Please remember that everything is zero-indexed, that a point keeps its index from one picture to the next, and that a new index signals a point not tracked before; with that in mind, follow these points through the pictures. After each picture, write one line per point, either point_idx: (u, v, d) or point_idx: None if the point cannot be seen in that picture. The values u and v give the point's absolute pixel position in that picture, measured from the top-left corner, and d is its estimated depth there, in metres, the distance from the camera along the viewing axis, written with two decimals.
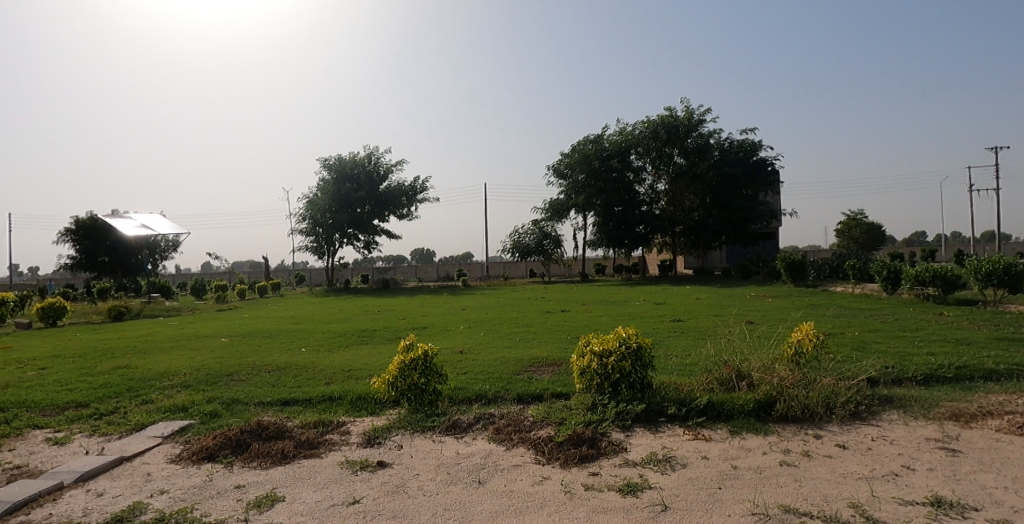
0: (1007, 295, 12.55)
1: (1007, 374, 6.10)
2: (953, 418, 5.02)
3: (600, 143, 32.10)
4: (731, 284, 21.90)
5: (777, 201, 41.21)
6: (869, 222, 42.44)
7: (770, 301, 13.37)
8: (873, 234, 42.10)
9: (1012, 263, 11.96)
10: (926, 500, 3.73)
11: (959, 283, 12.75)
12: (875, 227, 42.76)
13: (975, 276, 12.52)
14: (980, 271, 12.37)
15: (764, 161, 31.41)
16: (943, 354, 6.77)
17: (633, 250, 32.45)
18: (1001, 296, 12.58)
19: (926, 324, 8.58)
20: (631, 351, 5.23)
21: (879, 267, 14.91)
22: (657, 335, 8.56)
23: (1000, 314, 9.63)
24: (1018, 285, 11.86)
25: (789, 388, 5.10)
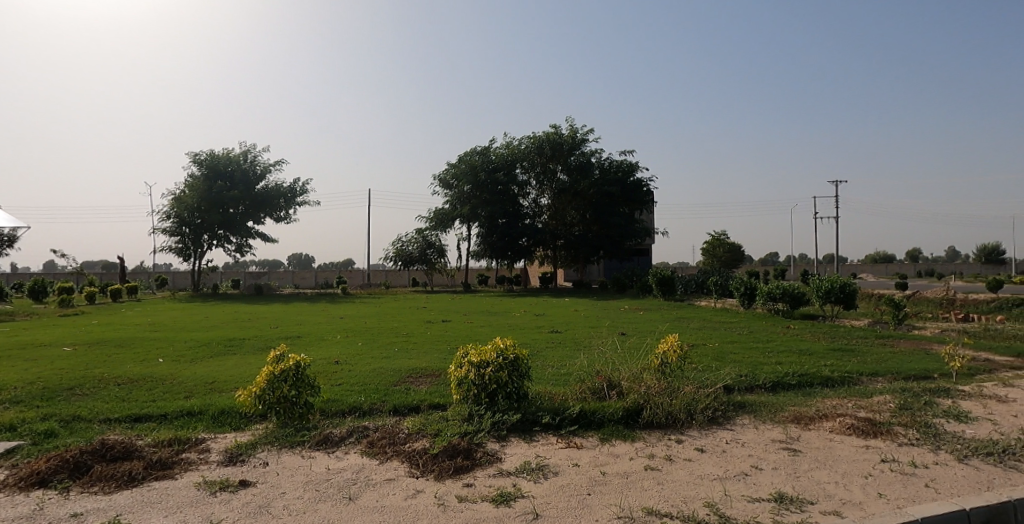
0: (842, 310, 14.11)
1: (840, 380, 6.85)
2: (795, 421, 5.54)
3: (487, 156, 32.43)
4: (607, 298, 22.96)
5: (651, 220, 43.87)
6: (730, 242, 46.31)
7: (642, 314, 14.11)
8: (734, 253, 45.99)
9: (846, 283, 13.52)
10: (771, 497, 4.10)
11: (803, 299, 14.18)
12: (736, 247, 46.70)
13: (817, 293, 13.98)
14: (821, 289, 13.87)
15: (641, 182, 33.30)
16: (788, 363, 7.49)
17: (516, 262, 32.97)
18: (836, 311, 14.12)
19: (774, 336, 9.46)
20: (508, 362, 5.28)
21: (737, 283, 16.21)
22: (535, 346, 8.72)
23: (837, 327, 10.83)
24: (851, 302, 13.41)
25: (654, 396, 5.40)
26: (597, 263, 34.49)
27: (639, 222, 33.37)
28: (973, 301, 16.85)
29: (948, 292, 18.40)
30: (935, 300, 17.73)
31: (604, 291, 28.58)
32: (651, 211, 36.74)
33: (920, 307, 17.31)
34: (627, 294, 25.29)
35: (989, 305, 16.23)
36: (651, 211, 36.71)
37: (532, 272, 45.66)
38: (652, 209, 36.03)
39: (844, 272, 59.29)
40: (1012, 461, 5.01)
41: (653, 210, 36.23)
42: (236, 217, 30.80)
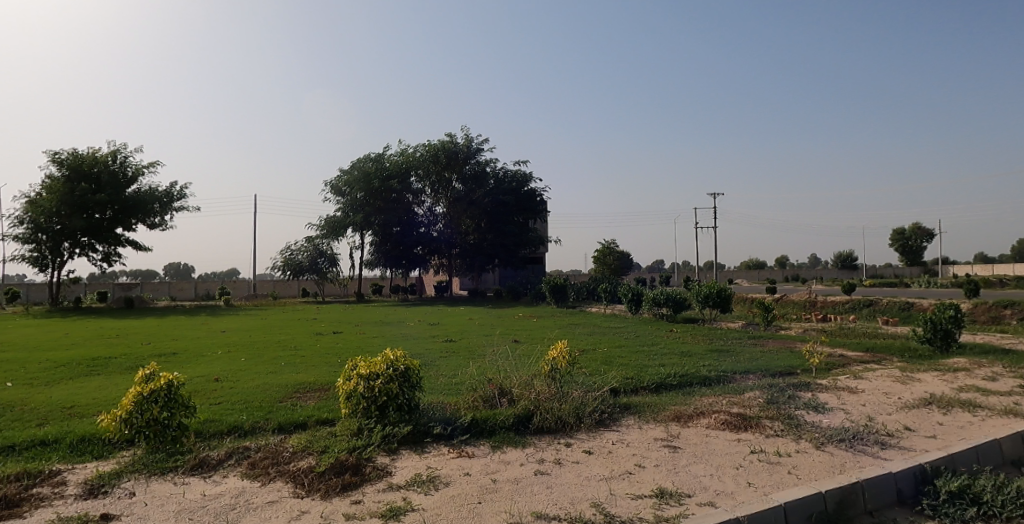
0: (719, 314, 15.15)
1: (716, 379, 7.35)
2: (675, 419, 5.88)
3: (380, 163, 31.75)
4: (502, 305, 23.26)
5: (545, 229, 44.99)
6: (620, 250, 48.42)
7: (536, 322, 14.40)
8: (623, 261, 48.10)
9: (722, 288, 14.55)
10: (652, 493, 4.32)
11: (685, 304, 15.09)
12: (625, 255, 48.88)
13: (697, 298, 14.93)
14: (700, 294, 14.83)
15: (535, 192, 34.07)
16: (671, 365, 7.93)
17: (411, 271, 32.54)
18: (714, 315, 15.14)
19: (658, 339, 10.00)
20: (398, 374, 5.21)
21: (625, 290, 16.98)
22: (429, 356, 8.66)
23: (714, 329, 11.62)
24: (726, 306, 14.44)
25: (544, 402, 5.53)
26: (493, 272, 34.70)
27: (533, 231, 34.07)
28: (830, 302, 18.72)
29: (810, 295, 20.28)
30: (799, 303, 19.48)
31: (499, 299, 28.88)
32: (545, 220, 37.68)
33: (787, 309, 18.97)
34: (522, 301, 25.73)
35: (843, 306, 18.09)
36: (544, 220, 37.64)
37: (428, 280, 45.32)
38: (546, 218, 36.94)
39: (722, 278, 63.90)
40: (860, 446, 5.60)
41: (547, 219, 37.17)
42: (103, 223, 28.14)
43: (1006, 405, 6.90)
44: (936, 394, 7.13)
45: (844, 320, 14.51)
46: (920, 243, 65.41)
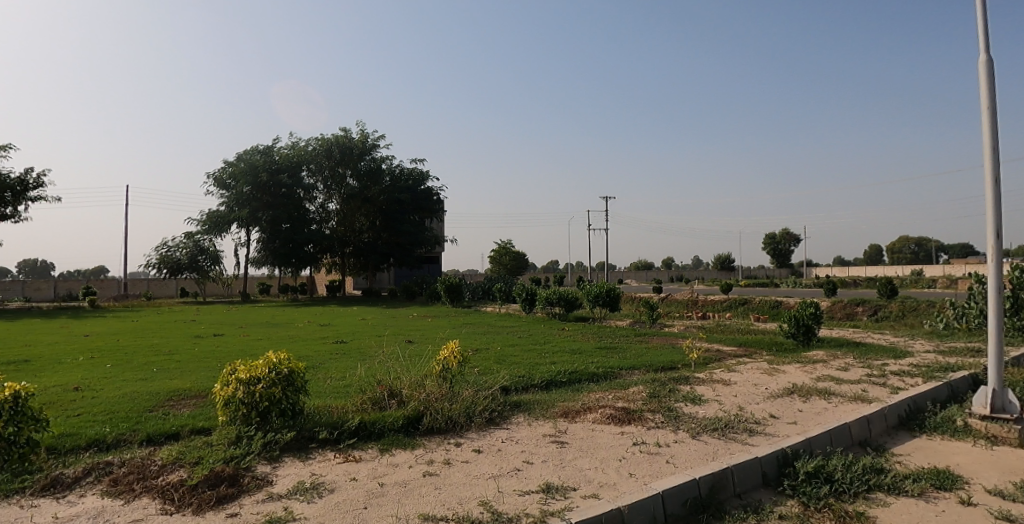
0: (608, 312, 15.77)
1: (603, 375, 7.64)
2: (564, 415, 6.06)
3: (269, 155, 30.30)
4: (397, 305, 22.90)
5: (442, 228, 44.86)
6: (515, 250, 49.21)
7: (430, 322, 14.28)
8: (519, 261, 48.91)
9: (612, 288, 15.17)
10: (539, 488, 4.44)
11: (576, 304, 15.58)
12: (521, 255, 49.75)
13: (588, 297, 15.46)
14: (591, 294, 15.37)
15: (431, 191, 33.96)
16: (561, 362, 8.17)
17: (301, 270, 31.25)
18: (604, 313, 15.74)
19: (550, 338, 10.25)
20: (281, 377, 5.01)
21: (520, 289, 17.27)
22: (317, 358, 8.36)
23: (603, 328, 12.09)
24: (615, 304, 15.07)
25: (434, 402, 5.52)
26: (387, 271, 34.29)
27: (429, 230, 33.88)
28: (709, 301, 20.04)
29: (692, 296, 21.62)
30: (682, 302, 20.68)
31: (394, 298, 28.43)
32: (442, 220, 37.58)
33: (671, 308, 20.10)
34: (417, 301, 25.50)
35: (721, 305, 19.44)
36: (441, 220, 37.53)
37: (321, 280, 43.72)
38: (442, 217, 36.86)
39: (613, 278, 66.65)
40: (730, 434, 6.06)
41: (443, 218, 37.08)
42: None
43: (855, 392, 7.74)
44: (797, 384, 7.86)
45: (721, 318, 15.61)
46: (788, 246, 71.59)
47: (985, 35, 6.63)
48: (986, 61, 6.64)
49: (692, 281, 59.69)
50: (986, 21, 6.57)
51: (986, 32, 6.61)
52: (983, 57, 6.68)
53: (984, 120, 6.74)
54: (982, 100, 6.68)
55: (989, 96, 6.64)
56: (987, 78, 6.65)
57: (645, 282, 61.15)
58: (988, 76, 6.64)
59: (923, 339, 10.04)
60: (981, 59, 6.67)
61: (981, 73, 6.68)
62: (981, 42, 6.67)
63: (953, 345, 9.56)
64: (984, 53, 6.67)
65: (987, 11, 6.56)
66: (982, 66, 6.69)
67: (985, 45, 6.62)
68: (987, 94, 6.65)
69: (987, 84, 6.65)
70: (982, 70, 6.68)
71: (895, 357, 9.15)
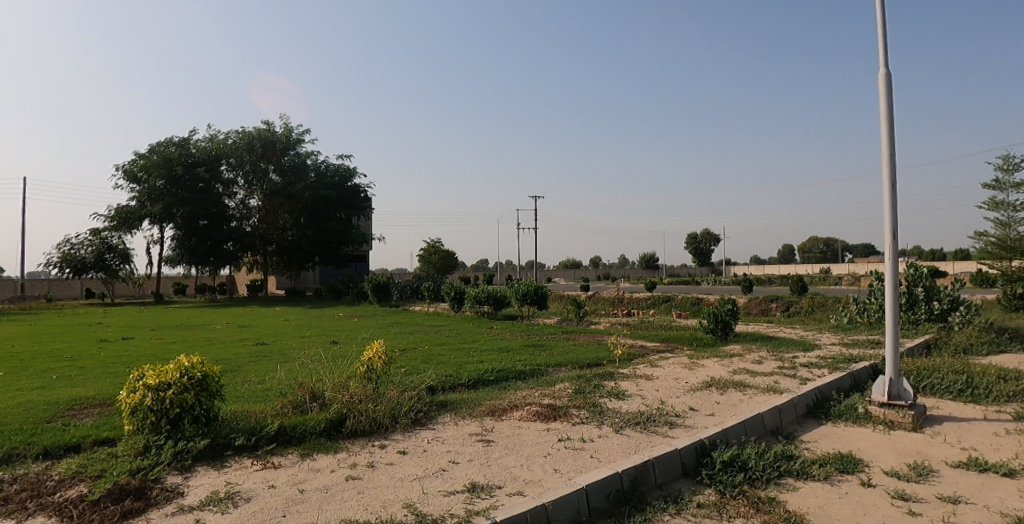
0: (536, 310, 15.95)
1: (531, 373, 7.72)
2: (490, 413, 6.09)
3: (185, 148, 28.82)
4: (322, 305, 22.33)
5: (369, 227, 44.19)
6: (444, 250, 49.14)
7: (356, 322, 14.00)
8: (448, 260, 48.86)
9: (539, 286, 15.38)
10: (464, 488, 4.44)
11: (505, 302, 15.69)
12: (450, 255, 49.72)
13: (516, 296, 15.59)
14: (519, 292, 15.52)
15: (358, 188, 33.43)
16: (489, 361, 8.19)
17: (219, 268, 29.95)
18: (531, 311, 15.91)
19: (478, 337, 10.27)
20: (194, 382, 4.77)
21: (449, 288, 17.21)
22: (235, 361, 8.03)
23: (530, 326, 12.22)
24: (543, 303, 15.27)
25: (357, 404, 5.42)
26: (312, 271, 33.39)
27: (355, 228, 33.28)
28: (634, 299, 20.67)
29: (618, 294, 22.22)
30: (608, 300, 21.22)
31: (320, 298, 27.72)
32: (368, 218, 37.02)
33: (598, 306, 20.58)
34: (343, 301, 24.98)
35: (645, 302, 20.07)
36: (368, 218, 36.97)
37: (241, 280, 42.01)
38: (369, 216, 36.30)
39: (541, 277, 67.49)
40: (652, 427, 6.27)
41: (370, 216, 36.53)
42: None
43: (768, 383, 8.17)
44: (715, 377, 8.21)
45: (644, 315, 16.13)
46: (708, 246, 74.82)
47: (884, 50, 7.15)
48: (885, 74, 7.16)
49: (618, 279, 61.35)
50: (886, 37, 7.08)
51: (885, 47, 7.12)
52: (882, 70, 7.20)
53: (882, 128, 7.28)
54: (880, 110, 7.21)
55: (887, 107, 7.17)
56: (885, 90, 7.17)
57: (573, 282, 62.30)
58: (886, 88, 7.16)
59: (829, 333, 10.72)
60: (880, 72, 7.19)
61: (880, 84, 7.20)
62: (880, 56, 7.18)
63: (855, 338, 10.27)
64: (884, 66, 7.19)
65: (886, 28, 7.07)
66: (881, 79, 7.21)
67: (883, 59, 7.13)
68: (885, 104, 7.17)
69: (885, 95, 7.17)
70: (881, 82, 7.21)
71: (805, 349, 9.73)
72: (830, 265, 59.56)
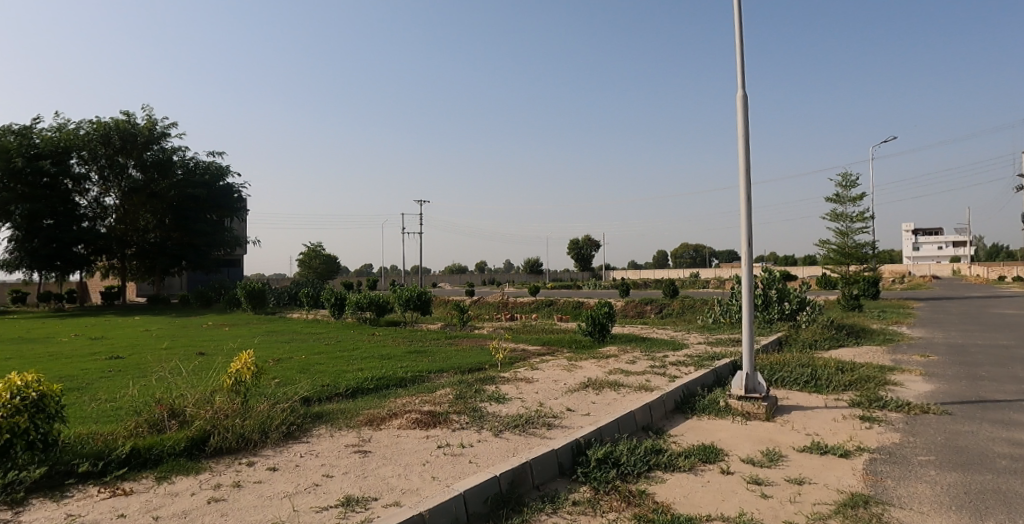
0: (419, 316, 15.90)
1: (412, 380, 7.67)
2: (368, 423, 5.98)
3: (26, 138, 25.67)
4: (190, 313, 20.83)
5: (243, 228, 41.87)
6: (326, 254, 47.94)
7: (228, 330, 13.19)
8: (329, 264, 47.81)
9: (422, 291, 15.39)
10: (338, 502, 4.33)
11: (388, 307, 15.48)
12: (331, 259, 48.66)
13: (399, 301, 15.45)
14: (402, 297, 15.41)
15: (231, 187, 31.52)
16: (369, 368, 8.05)
17: (68, 273, 27.10)
18: (415, 317, 15.84)
19: (359, 344, 10.03)
20: (29, 404, 4.28)
21: (328, 294, 16.68)
22: (83, 378, 7.29)
23: (413, 331, 12.13)
24: (426, 308, 15.28)
25: (223, 420, 5.11)
26: (178, 275, 31.09)
27: (228, 230, 31.40)
28: (518, 303, 21.24)
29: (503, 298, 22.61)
30: (493, 304, 21.66)
31: (186, 305, 25.89)
32: (243, 218, 35.01)
33: (482, 310, 20.90)
34: (213, 308, 23.46)
35: (529, 306, 20.62)
36: (242, 218, 34.95)
37: (94, 286, 38.18)
38: (243, 216, 34.32)
39: (428, 281, 67.36)
40: (530, 429, 6.46)
41: (244, 216, 34.54)
42: None
43: (639, 382, 8.67)
44: (592, 377, 8.59)
45: (527, 319, 16.56)
46: (589, 251, 78.27)
47: (742, 75, 7.85)
48: (743, 96, 7.86)
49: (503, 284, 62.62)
50: (744, 63, 7.78)
51: (743, 72, 7.83)
52: (741, 92, 7.91)
53: (739, 145, 7.99)
54: (738, 129, 7.90)
55: (744, 127, 7.88)
56: (743, 111, 7.88)
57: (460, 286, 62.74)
58: (744, 109, 7.87)
59: (696, 333, 11.57)
60: (739, 94, 7.89)
61: (739, 106, 7.90)
62: (739, 80, 7.89)
63: (719, 336, 11.16)
64: (742, 89, 7.89)
65: (743, 55, 7.77)
66: (740, 100, 7.91)
67: (742, 83, 7.83)
68: (743, 124, 7.88)
69: (743, 115, 7.88)
70: (740, 103, 7.90)
71: (674, 348, 10.43)
72: (698, 270, 64.42)
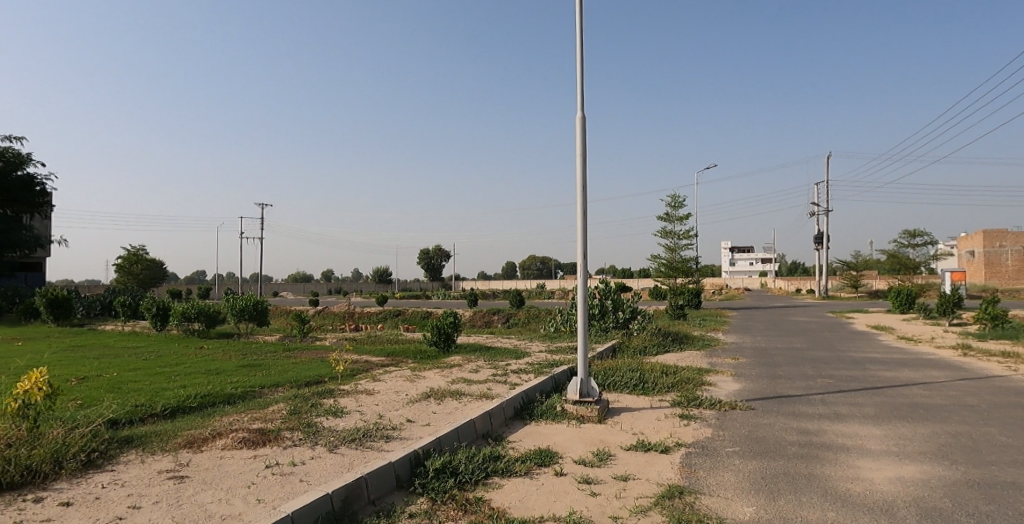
0: (254, 327, 15.25)
1: (242, 396, 7.28)
2: (187, 445, 5.59)
3: None
4: None
5: (45, 227, 36.84)
6: (149, 260, 44.11)
7: (20, 345, 11.52)
8: (152, 271, 44.07)
9: (258, 301, 14.90)
10: None
11: (218, 318, 14.58)
12: (156, 264, 44.92)
13: (231, 311, 14.68)
14: (234, 307, 14.68)
15: (32, 180, 27.65)
16: (193, 385, 7.51)
17: None
18: (249, 328, 15.16)
19: (184, 358, 9.28)
20: None
21: (148, 304, 15.26)
22: None
23: (248, 344, 11.49)
24: (262, 318, 14.77)
25: (4, 451, 4.52)
26: None
27: (26, 228, 27.52)
28: (365, 314, 21.20)
29: (350, 309, 22.12)
30: (339, 315, 21.57)
31: None
32: (45, 215, 30.84)
33: (327, 321, 20.53)
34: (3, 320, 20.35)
35: (376, 317, 20.70)
36: (44, 215, 30.78)
37: None
38: (46, 213, 30.24)
39: (267, 291, 63.74)
40: (367, 442, 6.42)
41: (47, 214, 30.44)
42: None
43: (481, 390, 8.95)
44: (434, 387, 8.72)
45: (372, 330, 16.43)
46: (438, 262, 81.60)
47: (581, 99, 8.51)
48: (581, 118, 8.49)
49: (351, 294, 61.18)
50: (583, 88, 8.44)
51: (581, 95, 8.48)
52: (579, 114, 8.55)
53: (577, 164, 8.58)
54: (576, 148, 8.49)
55: (582, 146, 8.49)
56: (581, 132, 8.50)
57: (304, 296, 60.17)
58: (582, 129, 8.49)
59: (538, 341, 12.17)
60: (578, 116, 8.51)
61: (577, 126, 8.52)
62: (578, 102, 8.52)
63: (558, 345, 11.84)
64: (580, 111, 8.53)
65: (583, 80, 8.43)
66: (578, 121, 8.53)
67: (581, 105, 8.47)
68: (581, 143, 8.49)
69: (581, 135, 8.49)
70: (578, 124, 8.52)
71: (516, 357, 10.88)
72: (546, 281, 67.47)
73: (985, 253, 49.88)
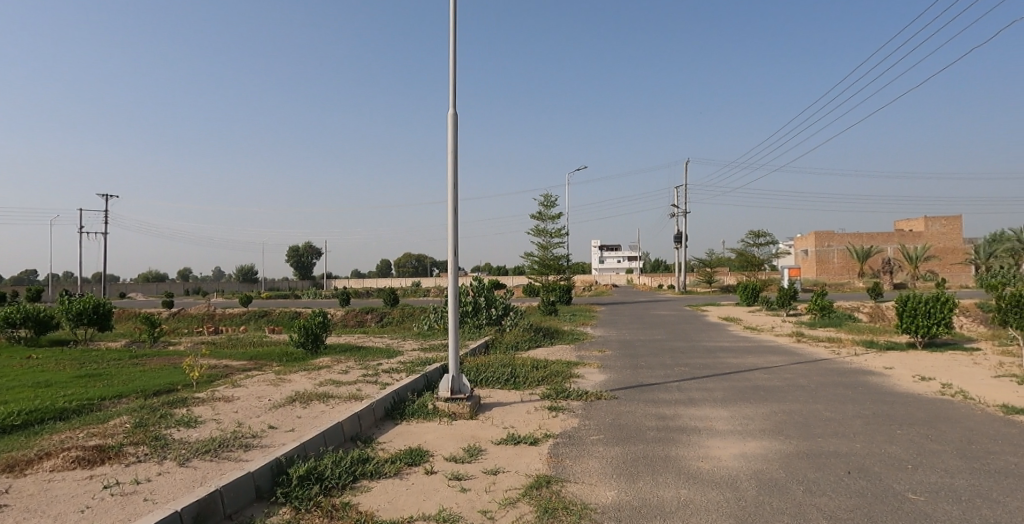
0: (95, 333, 13.98)
1: (77, 410, 6.67)
2: (7, 470, 5.06)
3: None
4: None
5: None
6: None
7: None
8: None
9: (100, 303, 13.62)
10: None
11: (51, 323, 13.15)
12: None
13: (66, 315, 13.31)
14: (70, 311, 13.32)
15: None
16: (18, 400, 6.77)
17: None
18: (89, 334, 13.86)
19: (7, 370, 8.29)
20: None
21: None
22: None
23: (86, 351, 10.45)
24: (105, 322, 13.56)
25: None
26: None
27: None
28: (228, 315, 20.09)
29: (210, 310, 20.80)
30: (197, 317, 20.26)
31: None
32: None
33: (183, 323, 19.20)
34: None
35: (239, 318, 19.68)
36: None
37: None
38: None
39: (112, 292, 57.82)
40: (224, 453, 6.14)
41: None
42: None
43: (350, 392, 8.82)
44: (299, 391, 8.48)
45: (234, 332, 15.61)
46: (309, 260, 79.06)
47: (453, 96, 8.62)
48: (454, 115, 8.60)
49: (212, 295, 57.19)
50: (455, 87, 8.56)
51: (454, 94, 8.59)
52: (451, 112, 8.65)
53: (449, 161, 8.68)
54: (448, 146, 8.60)
55: (454, 144, 8.61)
56: (453, 128, 8.60)
57: (156, 297, 55.25)
58: (454, 127, 8.60)
59: (411, 340, 12.18)
60: (450, 114, 8.62)
61: (449, 124, 8.63)
62: (450, 100, 8.64)
63: (432, 342, 11.93)
64: (452, 109, 8.64)
65: (455, 79, 8.55)
66: (451, 118, 8.63)
67: (453, 103, 8.58)
68: (452, 141, 8.60)
69: (453, 133, 8.60)
70: (450, 120, 8.62)
71: (388, 356, 10.82)
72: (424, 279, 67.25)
73: (815, 252, 56.50)
